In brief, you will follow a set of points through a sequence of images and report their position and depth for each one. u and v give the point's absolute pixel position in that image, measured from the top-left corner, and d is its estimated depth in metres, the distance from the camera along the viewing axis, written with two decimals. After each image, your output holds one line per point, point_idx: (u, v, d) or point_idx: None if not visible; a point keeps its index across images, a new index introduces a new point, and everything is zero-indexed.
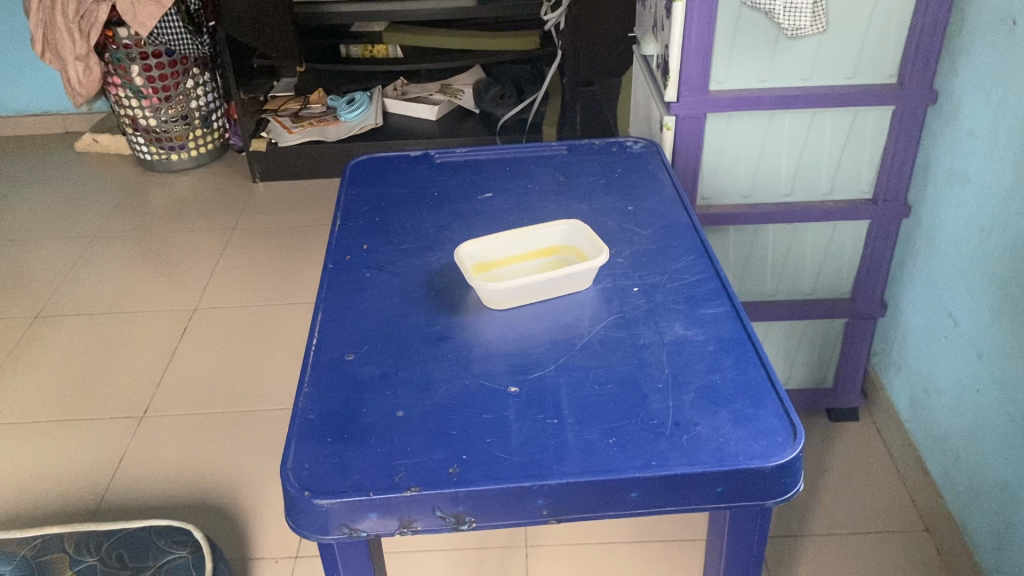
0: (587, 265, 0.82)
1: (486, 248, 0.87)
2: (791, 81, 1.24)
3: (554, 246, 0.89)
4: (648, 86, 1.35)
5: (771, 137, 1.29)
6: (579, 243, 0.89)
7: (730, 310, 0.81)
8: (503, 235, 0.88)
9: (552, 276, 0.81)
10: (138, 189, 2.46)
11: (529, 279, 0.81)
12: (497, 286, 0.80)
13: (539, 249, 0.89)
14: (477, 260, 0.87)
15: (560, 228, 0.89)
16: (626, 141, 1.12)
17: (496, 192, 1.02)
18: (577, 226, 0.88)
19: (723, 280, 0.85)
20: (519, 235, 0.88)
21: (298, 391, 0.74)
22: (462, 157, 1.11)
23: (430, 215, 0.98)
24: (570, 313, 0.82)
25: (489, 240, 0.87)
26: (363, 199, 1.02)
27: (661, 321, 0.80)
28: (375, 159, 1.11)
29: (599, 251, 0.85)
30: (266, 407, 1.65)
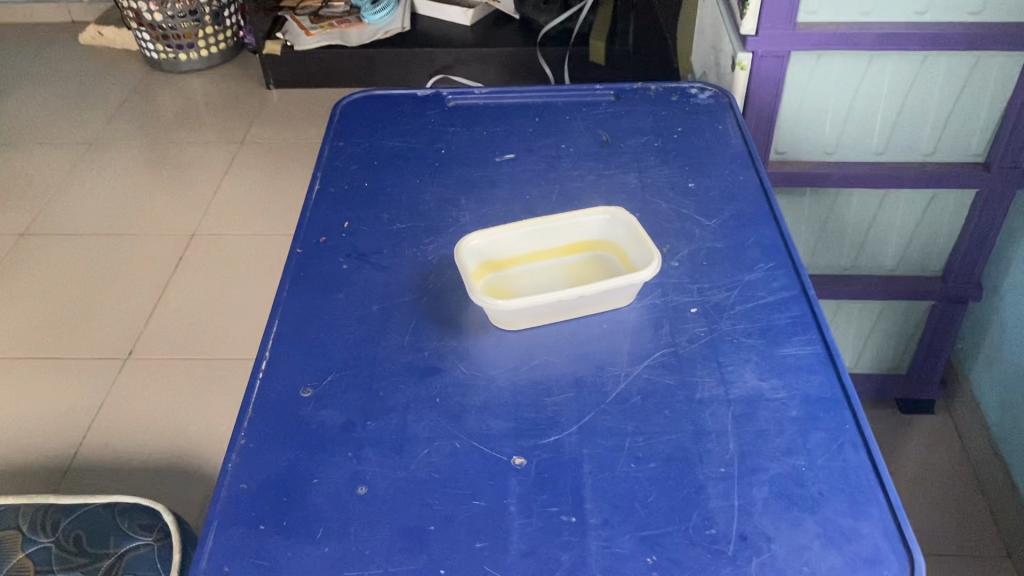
0: (631, 278, 0.61)
1: (495, 243, 0.66)
2: (900, 14, 0.98)
3: (586, 240, 0.68)
4: (720, 11, 1.10)
5: (867, 84, 1.04)
6: (621, 238, 0.67)
7: (821, 352, 0.60)
8: (518, 227, 0.66)
9: (581, 292, 0.61)
10: (144, 91, 2.26)
11: (551, 296, 0.60)
12: (507, 304, 0.60)
13: (565, 243, 0.68)
14: (483, 258, 0.67)
15: (597, 216, 0.68)
16: (689, 88, 0.89)
17: (519, 153, 0.81)
18: (619, 215, 0.67)
19: (812, 301, 0.64)
20: (540, 226, 0.67)
21: (233, 442, 0.55)
22: (480, 101, 0.89)
23: (432, 184, 0.78)
24: (603, 341, 0.62)
25: (499, 232, 0.66)
26: (351, 155, 0.81)
27: (725, 364, 0.59)
28: (373, 99, 0.89)
29: (647, 254, 0.64)
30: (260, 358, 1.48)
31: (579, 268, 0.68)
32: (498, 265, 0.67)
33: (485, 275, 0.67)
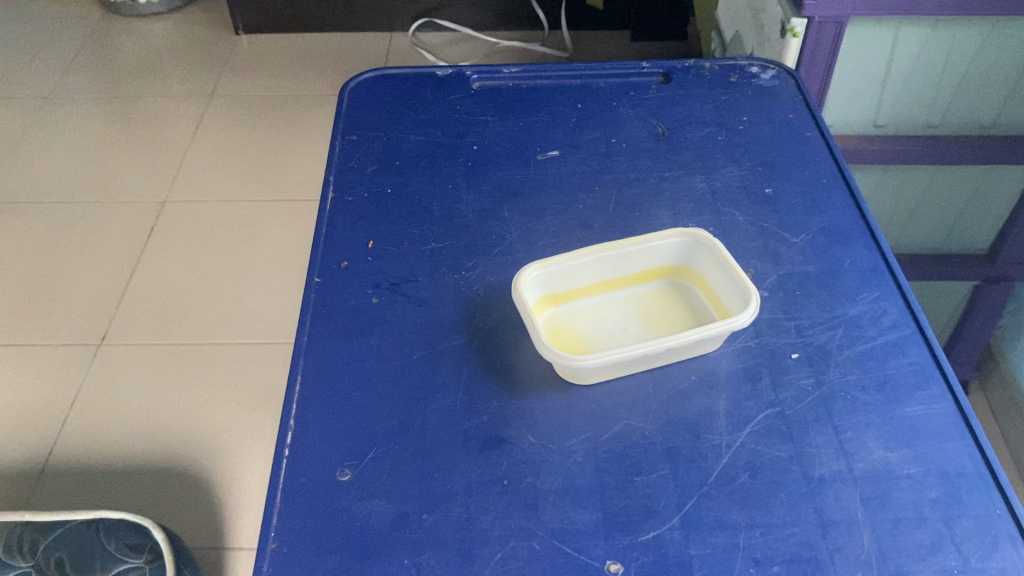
0: (731, 322, 0.52)
1: (556, 274, 0.56)
2: None
3: (658, 265, 0.59)
4: None
5: (929, 52, 0.93)
6: (702, 264, 0.58)
7: (951, 409, 0.51)
8: (582, 255, 0.56)
9: (673, 340, 0.51)
10: (100, 37, 2.07)
11: (640, 348, 0.50)
12: (587, 359, 0.50)
13: (635, 270, 0.58)
14: (542, 291, 0.56)
15: (674, 237, 0.58)
16: (749, 66, 0.78)
17: (564, 150, 0.70)
18: (702, 237, 0.57)
19: (930, 341, 0.55)
20: (610, 253, 0.57)
21: (263, 546, 0.46)
22: (510, 82, 0.77)
23: (466, 190, 0.66)
24: (695, 396, 0.52)
25: (561, 261, 0.56)
26: (368, 153, 0.70)
27: (842, 430, 0.50)
28: (386, 81, 0.77)
29: (740, 287, 0.54)
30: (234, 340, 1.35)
31: (652, 300, 0.58)
32: (558, 298, 0.57)
33: (545, 311, 0.57)
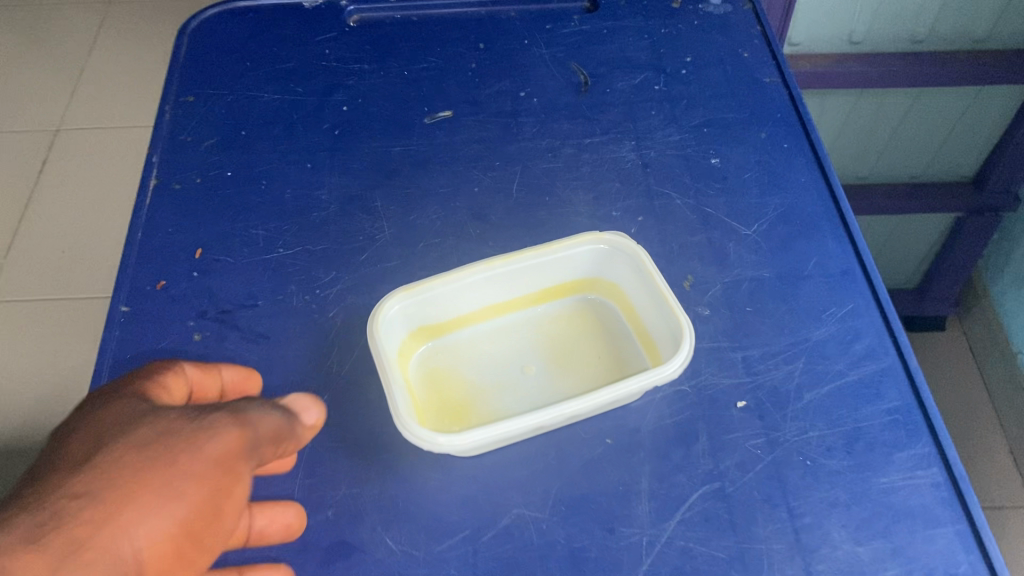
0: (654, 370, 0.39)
1: (429, 302, 0.43)
2: None
3: (567, 277, 0.46)
4: None
5: None
6: (623, 275, 0.45)
7: (941, 479, 0.39)
8: (463, 277, 0.43)
9: (578, 405, 0.38)
10: None
11: (530, 418, 0.38)
12: (458, 438, 0.37)
13: (537, 285, 0.45)
14: (412, 324, 0.43)
15: (584, 241, 0.45)
16: None
17: (458, 109, 0.55)
18: (619, 244, 0.44)
19: (914, 375, 0.42)
20: (499, 270, 0.44)
21: None
22: (398, 12, 0.61)
23: (330, 170, 0.52)
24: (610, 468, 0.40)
25: (435, 286, 0.42)
26: (205, 119, 0.54)
27: (800, 516, 0.38)
28: (239, 15, 0.61)
29: (666, 314, 0.42)
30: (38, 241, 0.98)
31: (560, 324, 0.45)
32: (436, 330, 0.44)
33: (417, 347, 0.44)
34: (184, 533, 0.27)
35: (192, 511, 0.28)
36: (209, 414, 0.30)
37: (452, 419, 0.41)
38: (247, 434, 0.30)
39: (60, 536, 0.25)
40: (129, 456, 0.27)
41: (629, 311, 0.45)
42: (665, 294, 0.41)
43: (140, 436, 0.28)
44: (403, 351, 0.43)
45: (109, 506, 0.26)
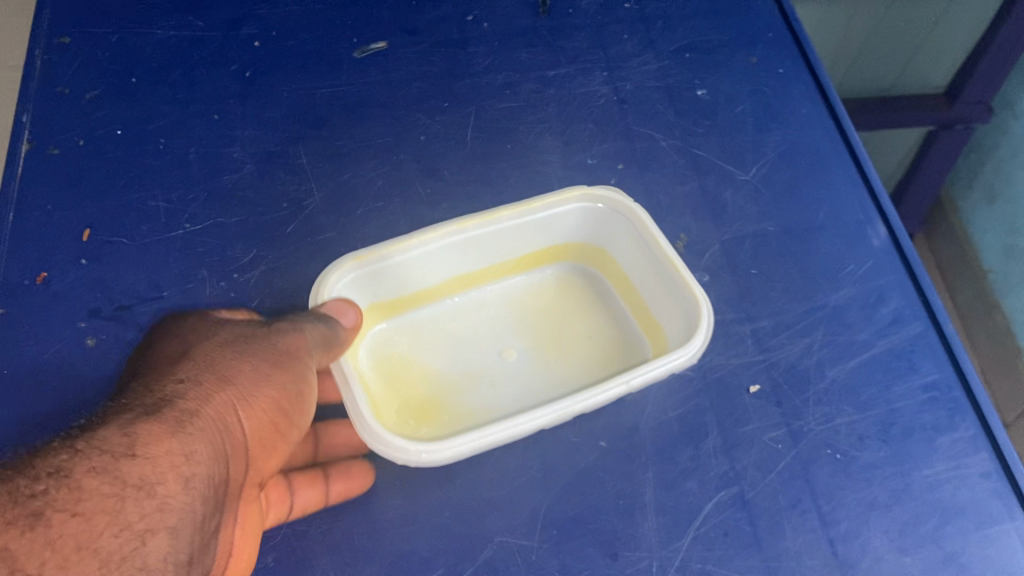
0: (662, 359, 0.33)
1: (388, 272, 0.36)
2: None
3: (549, 242, 0.40)
4: None
5: None
6: (614, 244, 0.39)
7: (993, 468, 0.34)
8: (424, 241, 0.36)
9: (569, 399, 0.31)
10: None
11: (520, 424, 0.30)
12: (427, 450, 0.30)
13: (513, 252, 0.39)
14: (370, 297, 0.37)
15: (574, 202, 0.38)
16: None
17: (394, 39, 0.46)
18: (617, 206, 0.38)
19: (949, 339, 0.36)
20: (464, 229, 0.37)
21: None
22: None
23: (243, 124, 0.43)
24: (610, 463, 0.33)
25: (390, 253, 0.36)
26: (85, 63, 0.44)
27: (835, 524, 0.32)
28: None
29: (673, 286, 0.36)
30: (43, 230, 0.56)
31: (543, 298, 0.40)
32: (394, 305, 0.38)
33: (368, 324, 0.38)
34: (278, 414, 0.27)
35: (282, 393, 0.28)
36: (288, 341, 0.29)
37: (417, 419, 0.35)
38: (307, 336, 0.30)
39: (174, 408, 0.24)
40: (217, 351, 0.27)
41: (619, 283, 0.40)
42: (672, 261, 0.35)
43: (220, 338, 0.28)
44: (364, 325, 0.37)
45: (210, 386, 0.26)
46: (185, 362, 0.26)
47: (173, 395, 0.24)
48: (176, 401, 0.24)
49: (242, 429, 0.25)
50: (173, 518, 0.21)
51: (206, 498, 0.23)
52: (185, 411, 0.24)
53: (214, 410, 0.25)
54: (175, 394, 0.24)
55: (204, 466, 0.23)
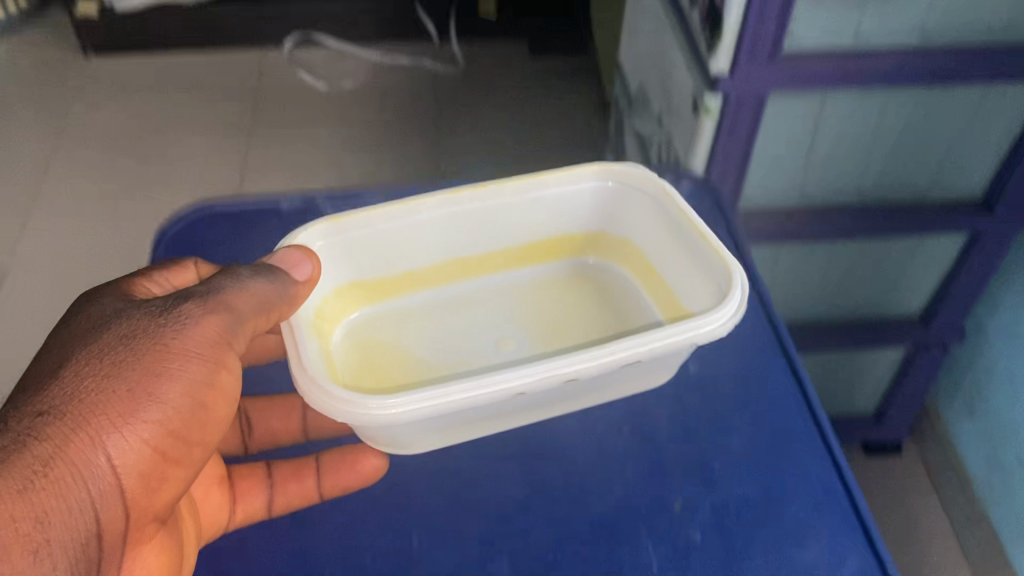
0: (692, 321, 0.58)
1: (383, 247, 0.70)
2: (899, 40, 0.78)
3: (569, 234, 0.76)
4: (674, 36, 0.86)
5: (855, 121, 0.84)
6: (632, 219, 0.74)
7: None
8: (434, 217, 0.70)
9: (534, 379, 0.54)
10: None
11: (458, 389, 0.53)
12: (395, 406, 0.53)
13: (537, 242, 0.75)
14: (352, 270, 0.70)
15: (586, 180, 0.73)
16: None
17: None
18: (621, 184, 0.73)
19: (842, 467, 0.62)
20: (464, 219, 0.71)
21: None
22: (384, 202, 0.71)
23: None
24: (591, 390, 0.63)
25: (392, 233, 0.70)
26: None
27: None
28: None
29: (702, 250, 0.65)
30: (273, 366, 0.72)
31: (565, 273, 0.77)
32: (380, 282, 0.72)
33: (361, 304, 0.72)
34: (145, 431, 0.47)
35: (146, 406, 0.47)
36: (161, 370, 0.48)
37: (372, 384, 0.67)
38: (174, 356, 0.49)
39: (50, 435, 0.43)
40: (98, 374, 0.46)
41: (649, 270, 0.74)
42: (699, 230, 0.65)
43: (104, 354, 0.47)
44: (334, 303, 0.70)
45: (81, 407, 0.44)
46: (67, 396, 0.45)
47: (50, 416, 0.43)
48: (42, 443, 0.42)
49: (106, 454, 0.45)
50: (42, 519, 0.41)
51: (61, 500, 0.42)
52: (58, 466, 0.42)
53: (75, 429, 0.44)
54: (56, 443, 0.43)
55: (57, 477, 0.42)
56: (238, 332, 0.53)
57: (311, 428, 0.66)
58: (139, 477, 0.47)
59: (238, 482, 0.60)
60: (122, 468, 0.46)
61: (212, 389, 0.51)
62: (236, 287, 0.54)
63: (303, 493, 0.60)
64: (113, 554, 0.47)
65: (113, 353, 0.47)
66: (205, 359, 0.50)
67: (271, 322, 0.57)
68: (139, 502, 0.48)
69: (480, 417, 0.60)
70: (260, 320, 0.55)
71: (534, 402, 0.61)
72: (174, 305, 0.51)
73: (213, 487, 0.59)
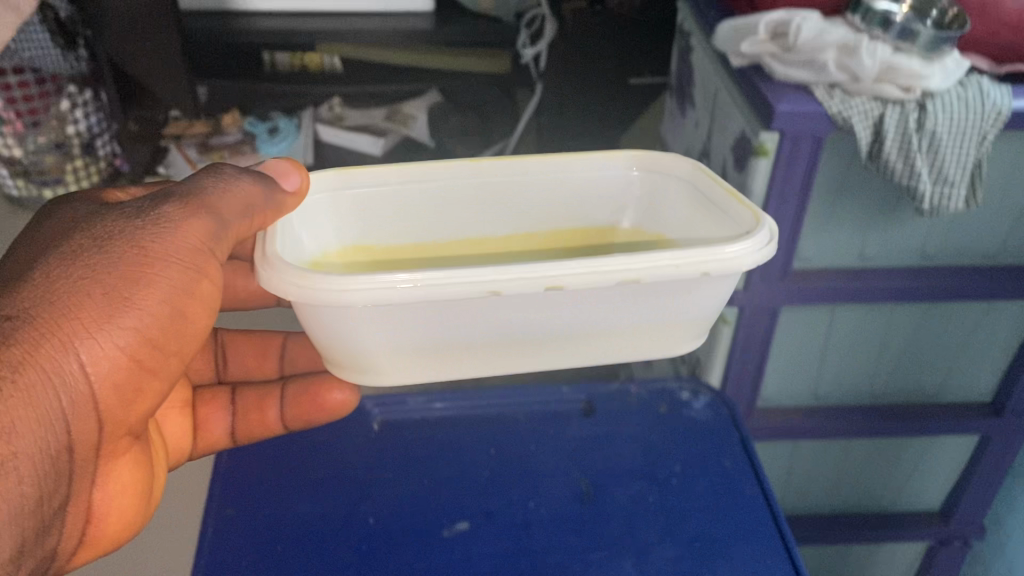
0: (712, 248, 0.59)
1: (376, 212, 0.73)
2: (903, 260, 0.86)
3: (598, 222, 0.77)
4: None
5: (866, 330, 0.90)
6: (661, 204, 0.75)
7: None
8: (460, 179, 0.73)
9: (516, 284, 0.56)
10: None
11: (472, 269, 0.56)
12: (408, 276, 0.55)
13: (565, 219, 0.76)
14: (349, 233, 0.73)
15: (618, 167, 0.75)
16: (675, 390, 0.82)
17: None
18: (658, 179, 0.75)
19: (770, 500, 0.71)
20: (506, 199, 0.74)
21: None
22: (424, 412, 0.80)
23: None
24: (608, 324, 0.63)
25: (410, 184, 0.72)
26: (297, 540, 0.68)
27: None
28: None
29: (726, 207, 0.67)
30: (252, 306, 0.82)
31: (610, 189, 0.76)
32: (368, 246, 0.74)
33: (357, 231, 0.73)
34: (120, 328, 0.52)
35: (120, 274, 0.53)
36: (136, 272, 0.53)
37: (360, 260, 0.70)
38: (150, 251, 0.55)
39: (24, 338, 0.47)
40: (75, 276, 0.51)
41: (663, 239, 0.76)
42: (729, 193, 0.67)
43: (82, 257, 0.52)
44: (326, 200, 0.71)
45: (54, 309, 0.49)
46: (38, 295, 0.49)
47: (26, 317, 0.48)
48: (12, 347, 0.47)
49: (78, 359, 0.50)
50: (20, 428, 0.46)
51: (37, 409, 0.47)
52: (30, 372, 0.47)
53: (49, 325, 0.49)
54: (28, 348, 0.47)
55: (31, 384, 0.47)
56: (220, 239, 0.59)
57: (286, 421, 0.73)
58: (112, 387, 0.53)
59: (200, 408, 0.73)
60: (96, 377, 0.51)
61: (188, 298, 0.57)
62: (223, 189, 0.60)
63: (263, 423, 0.73)
64: (87, 468, 0.54)
65: (90, 255, 0.53)
66: (183, 265, 0.56)
67: (259, 228, 0.62)
68: (112, 413, 0.54)
69: (461, 335, 0.62)
70: (245, 225, 0.60)
71: (525, 330, 0.62)
72: (155, 210, 0.57)
73: (179, 412, 0.72)
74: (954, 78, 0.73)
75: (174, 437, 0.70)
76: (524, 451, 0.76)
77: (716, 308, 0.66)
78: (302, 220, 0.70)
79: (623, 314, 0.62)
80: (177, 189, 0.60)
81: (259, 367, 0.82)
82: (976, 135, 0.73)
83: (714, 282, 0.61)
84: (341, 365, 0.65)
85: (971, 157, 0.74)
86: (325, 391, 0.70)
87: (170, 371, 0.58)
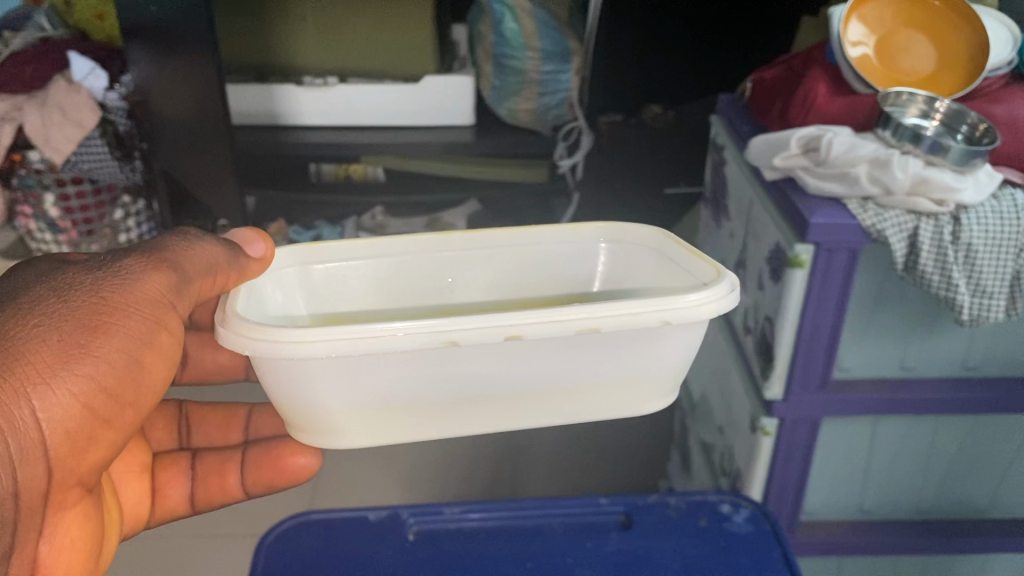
0: (671, 296, 0.56)
1: (340, 284, 0.69)
2: (945, 369, 0.85)
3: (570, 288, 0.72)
4: (737, 363, 0.94)
5: (911, 442, 0.89)
6: (630, 272, 0.71)
7: None
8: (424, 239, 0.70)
9: (473, 330, 0.53)
10: None
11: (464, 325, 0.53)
12: (401, 329, 0.52)
13: (543, 279, 0.72)
14: (319, 305, 0.69)
15: (586, 239, 0.72)
16: (717, 504, 0.80)
17: None
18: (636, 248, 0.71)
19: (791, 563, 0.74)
20: (498, 250, 0.70)
21: None
22: (464, 523, 0.79)
23: None
24: (579, 379, 0.58)
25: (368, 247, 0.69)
26: None
27: None
28: (334, 526, 0.78)
29: (693, 267, 0.64)
30: (217, 382, 0.79)
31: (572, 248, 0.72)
32: (338, 319, 0.69)
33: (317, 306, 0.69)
34: (77, 375, 0.49)
35: (78, 324, 0.50)
36: (96, 322, 0.51)
37: None
38: (111, 300, 0.52)
39: None
40: (33, 324, 0.49)
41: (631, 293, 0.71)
42: (694, 253, 0.64)
43: (41, 305, 0.50)
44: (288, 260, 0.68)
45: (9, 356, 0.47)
46: None
47: None
48: None
49: (30, 408, 0.47)
50: None
51: None
52: None
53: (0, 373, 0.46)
54: None
55: None
56: (182, 295, 0.56)
57: (248, 487, 0.73)
58: (65, 436, 0.49)
59: (158, 474, 0.72)
60: (49, 425, 0.48)
61: (149, 350, 0.54)
62: (183, 251, 0.58)
63: (225, 490, 0.73)
64: (35, 518, 0.49)
65: (50, 304, 0.50)
66: (145, 316, 0.53)
67: (220, 290, 0.60)
68: (65, 464, 0.49)
69: (425, 396, 0.57)
70: (206, 285, 0.58)
71: (485, 385, 0.57)
72: (115, 264, 0.55)
73: (132, 473, 0.69)
74: (987, 191, 0.74)
75: (134, 504, 0.69)
76: (562, 558, 0.75)
77: (688, 360, 0.61)
78: (272, 284, 0.66)
79: (591, 367, 0.58)
80: (140, 247, 0.58)
81: (222, 434, 0.78)
82: (1013, 247, 0.73)
83: (683, 333, 0.58)
84: (300, 430, 0.59)
85: (1010, 268, 0.74)
86: (288, 455, 0.70)
87: (127, 425, 0.53)
